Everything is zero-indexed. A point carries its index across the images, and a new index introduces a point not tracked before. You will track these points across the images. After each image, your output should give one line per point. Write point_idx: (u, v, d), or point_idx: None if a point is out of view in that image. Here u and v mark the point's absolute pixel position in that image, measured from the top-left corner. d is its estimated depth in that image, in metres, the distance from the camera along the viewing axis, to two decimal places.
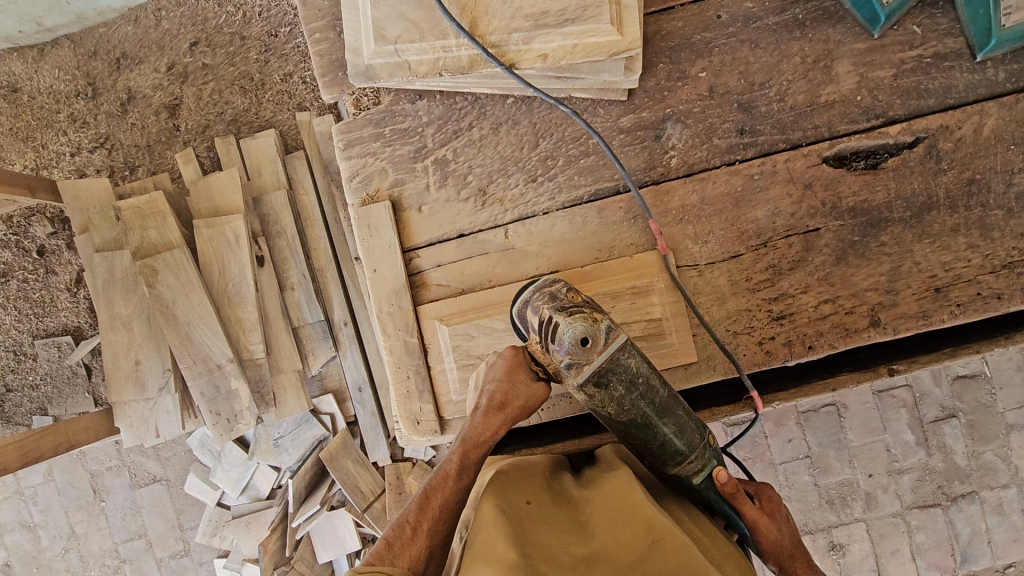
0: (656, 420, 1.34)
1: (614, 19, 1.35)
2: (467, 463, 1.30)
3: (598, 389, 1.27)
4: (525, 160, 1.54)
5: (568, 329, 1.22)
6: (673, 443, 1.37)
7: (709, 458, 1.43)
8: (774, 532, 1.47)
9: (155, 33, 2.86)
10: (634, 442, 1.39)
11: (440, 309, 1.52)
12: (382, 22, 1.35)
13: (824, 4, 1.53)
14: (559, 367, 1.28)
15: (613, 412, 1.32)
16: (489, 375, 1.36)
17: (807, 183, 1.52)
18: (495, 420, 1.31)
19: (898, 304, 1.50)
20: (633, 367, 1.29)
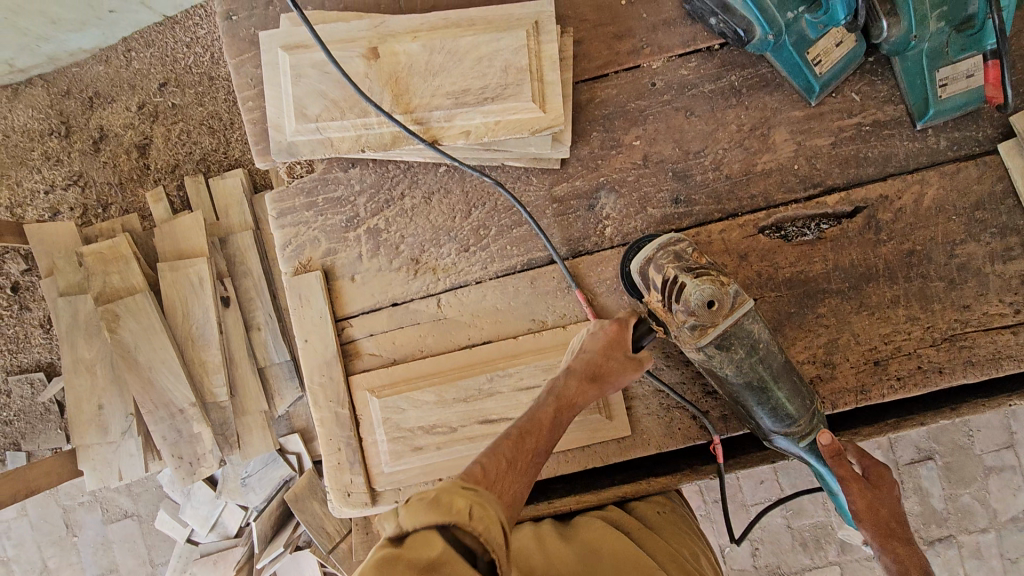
0: (773, 385, 1.28)
1: (536, 96, 1.34)
2: (557, 422, 1.21)
3: (718, 351, 1.26)
4: (457, 229, 1.53)
5: (696, 290, 1.24)
6: (786, 407, 1.30)
7: (817, 422, 1.35)
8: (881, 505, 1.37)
9: (126, 72, 2.88)
10: (746, 402, 1.32)
11: (372, 380, 1.51)
12: (303, 100, 1.35)
13: (761, 71, 1.50)
14: (681, 329, 1.28)
15: (730, 373, 1.28)
16: (587, 343, 1.30)
17: (742, 254, 1.49)
18: (586, 390, 1.25)
19: (836, 378, 1.47)
20: (756, 333, 1.27)
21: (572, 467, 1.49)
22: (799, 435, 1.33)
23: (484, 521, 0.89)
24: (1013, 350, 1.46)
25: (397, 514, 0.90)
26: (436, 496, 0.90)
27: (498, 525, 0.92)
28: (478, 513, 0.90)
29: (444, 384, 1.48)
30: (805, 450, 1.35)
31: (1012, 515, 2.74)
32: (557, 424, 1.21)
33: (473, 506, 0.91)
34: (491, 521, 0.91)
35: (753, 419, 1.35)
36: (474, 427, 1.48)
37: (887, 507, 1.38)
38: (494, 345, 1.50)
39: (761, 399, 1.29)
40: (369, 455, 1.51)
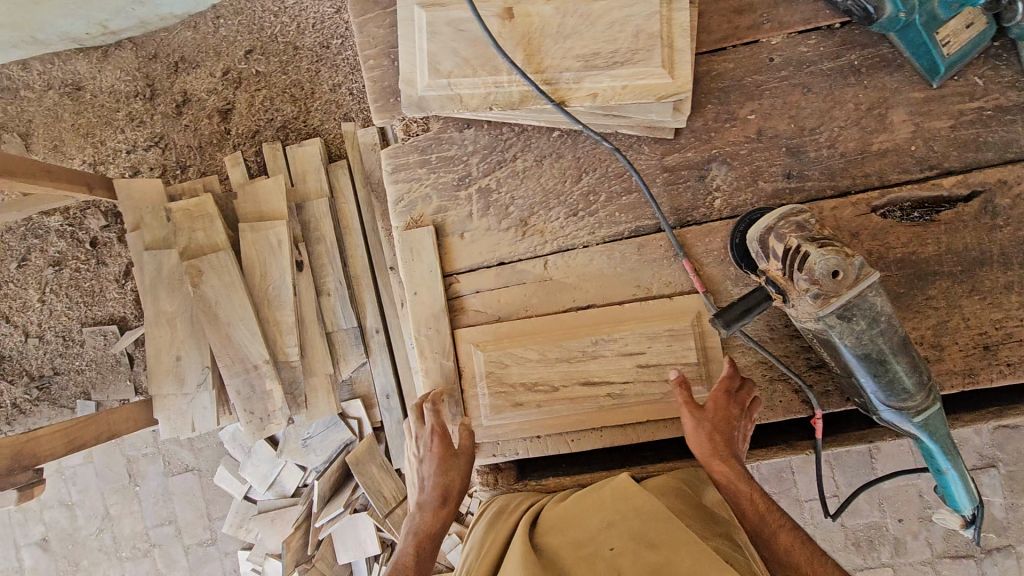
0: (891, 356, 1.29)
1: (665, 62, 1.35)
2: (422, 556, 1.37)
3: (840, 321, 1.27)
4: (567, 194, 1.56)
5: (819, 260, 1.23)
6: (903, 380, 1.30)
7: (931, 398, 1.34)
8: (710, 428, 1.38)
9: (213, 39, 2.97)
10: (859, 375, 1.32)
11: (477, 335, 1.54)
12: (436, 56, 1.38)
13: (882, 51, 1.50)
14: (801, 297, 1.28)
15: (849, 346, 1.29)
16: (424, 471, 1.43)
17: (853, 232, 1.49)
18: (440, 515, 1.42)
19: (943, 360, 1.47)
20: (877, 305, 1.28)
21: (671, 432, 1.54)
22: (913, 410, 1.33)
23: None
24: None
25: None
26: None
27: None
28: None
29: (549, 344, 1.50)
30: (917, 425, 1.34)
31: None
32: (424, 561, 1.37)
33: None
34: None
35: (863, 393, 1.36)
36: (576, 387, 1.51)
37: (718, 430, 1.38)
38: (599, 309, 1.52)
39: (879, 372, 1.30)
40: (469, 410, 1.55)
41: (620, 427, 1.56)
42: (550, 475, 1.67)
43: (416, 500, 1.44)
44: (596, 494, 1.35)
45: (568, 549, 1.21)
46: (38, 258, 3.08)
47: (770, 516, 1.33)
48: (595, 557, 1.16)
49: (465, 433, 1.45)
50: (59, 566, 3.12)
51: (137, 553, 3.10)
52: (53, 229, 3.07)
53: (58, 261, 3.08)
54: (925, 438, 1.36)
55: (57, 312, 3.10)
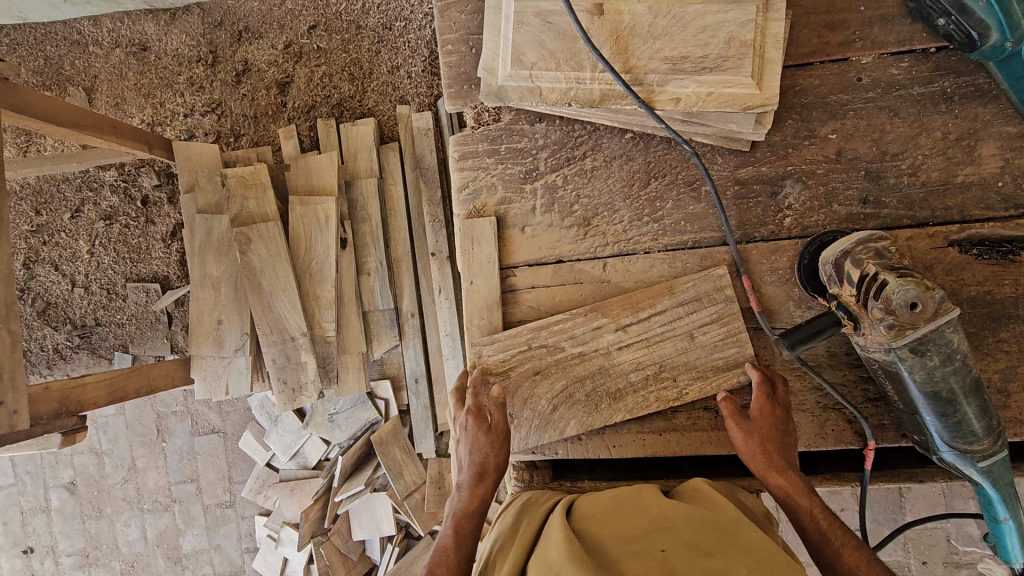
0: (962, 398, 1.24)
1: (754, 72, 1.32)
2: (461, 537, 1.33)
3: (913, 355, 1.23)
4: (633, 198, 1.54)
5: (898, 290, 1.19)
6: (972, 423, 1.25)
7: (1000, 446, 1.28)
8: (757, 431, 1.36)
9: (279, 11, 3.00)
10: (925, 413, 1.28)
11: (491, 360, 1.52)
12: (521, 47, 1.37)
13: (977, 81, 1.44)
14: (874, 326, 1.25)
15: (918, 382, 1.25)
16: (460, 451, 1.40)
17: (928, 265, 1.45)
18: (478, 492, 1.37)
19: (1010, 406, 1.42)
20: (954, 342, 1.23)
21: (717, 449, 1.51)
22: (978, 455, 1.27)
23: None
24: None
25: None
26: None
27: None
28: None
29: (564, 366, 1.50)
30: (979, 471, 1.29)
31: None
32: (464, 538, 1.33)
33: None
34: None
35: (924, 430, 1.31)
36: (589, 355, 1.50)
37: (765, 433, 1.36)
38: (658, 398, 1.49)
39: (946, 412, 1.25)
40: (491, 371, 1.51)
41: (663, 437, 1.53)
42: (584, 478, 1.66)
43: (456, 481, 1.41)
44: (638, 499, 1.33)
45: (616, 542, 1.17)
46: (90, 211, 3.16)
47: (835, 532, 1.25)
48: (644, 553, 1.12)
49: (497, 405, 1.42)
50: (83, 510, 3.21)
51: (158, 507, 3.17)
52: (107, 183, 3.14)
53: (109, 215, 3.15)
54: (985, 484, 1.30)
55: (104, 265, 3.18)
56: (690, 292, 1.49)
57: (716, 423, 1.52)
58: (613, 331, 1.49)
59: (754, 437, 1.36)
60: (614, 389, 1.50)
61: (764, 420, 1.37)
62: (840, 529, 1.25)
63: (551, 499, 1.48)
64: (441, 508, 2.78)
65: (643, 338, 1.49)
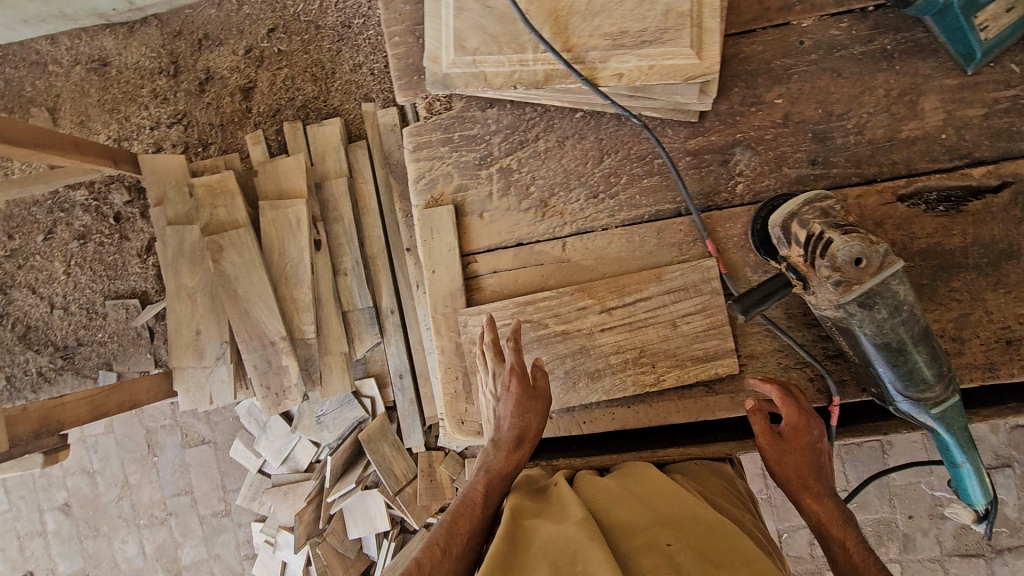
0: (912, 346, 1.27)
1: (694, 43, 1.33)
2: (490, 492, 1.33)
3: (861, 310, 1.25)
4: (588, 176, 1.55)
5: (844, 247, 1.21)
6: (922, 371, 1.27)
7: (952, 391, 1.31)
8: (792, 456, 1.37)
9: (236, 17, 2.99)
10: (876, 366, 1.31)
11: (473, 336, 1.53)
12: (463, 33, 1.37)
13: (915, 36, 1.47)
14: (822, 284, 1.27)
15: (869, 335, 1.27)
16: (500, 411, 1.38)
17: (877, 221, 1.47)
18: (514, 454, 1.37)
19: (964, 353, 1.45)
20: (901, 294, 1.25)
21: (683, 417, 1.52)
22: (930, 402, 1.30)
23: None
24: None
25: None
26: None
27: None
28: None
29: (547, 344, 1.52)
30: (934, 418, 1.32)
31: None
32: (494, 494, 1.34)
33: None
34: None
35: (879, 383, 1.33)
36: (569, 333, 1.51)
37: (799, 459, 1.37)
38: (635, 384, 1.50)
39: (897, 362, 1.28)
40: (475, 342, 1.53)
41: (634, 411, 1.54)
42: (560, 456, 1.68)
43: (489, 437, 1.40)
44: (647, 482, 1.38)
45: (624, 530, 1.19)
46: (63, 231, 3.15)
47: (865, 559, 1.27)
48: (651, 547, 1.13)
49: (543, 373, 1.39)
50: (80, 530, 3.21)
51: (154, 521, 3.17)
52: (78, 203, 3.14)
53: (83, 234, 3.14)
54: (941, 430, 1.33)
55: (81, 285, 3.16)
56: (678, 280, 1.49)
57: (681, 391, 1.52)
58: (597, 312, 1.50)
59: (785, 460, 1.36)
60: (593, 369, 1.51)
61: (802, 444, 1.37)
62: (871, 563, 1.26)
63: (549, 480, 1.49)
64: (434, 501, 2.81)
65: (627, 322, 1.50)
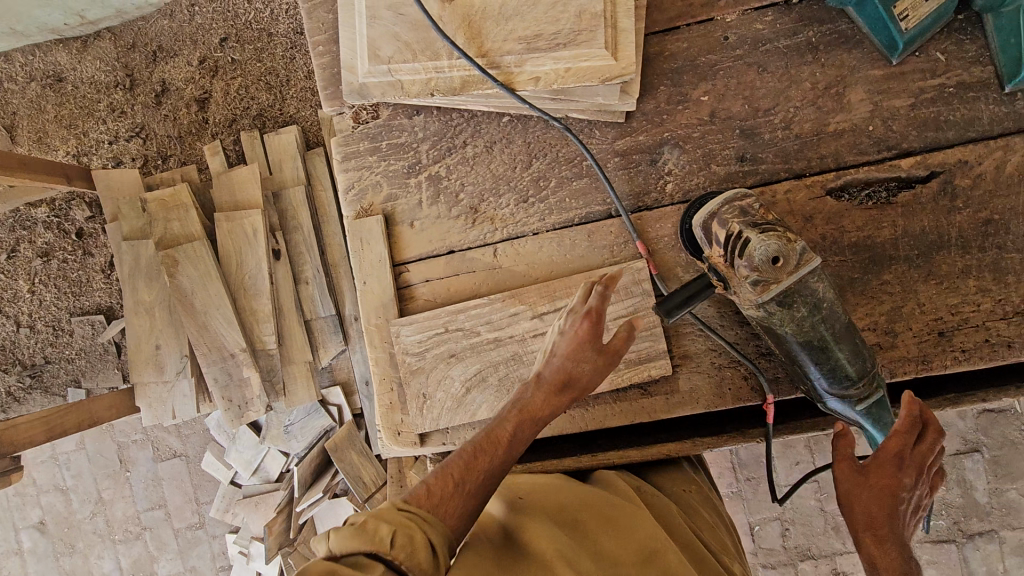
0: (833, 344, 1.28)
1: (608, 44, 1.32)
2: (517, 433, 1.22)
3: (780, 309, 1.26)
4: (517, 180, 1.54)
5: (760, 246, 1.21)
6: (845, 368, 1.30)
7: (875, 386, 1.35)
8: (869, 493, 1.32)
9: (189, 27, 2.96)
10: (801, 364, 1.33)
11: (407, 346, 1.52)
12: (376, 42, 1.35)
13: (840, 27, 1.45)
14: (742, 283, 1.27)
15: (791, 333, 1.28)
16: (557, 346, 1.28)
17: (807, 216, 1.46)
18: (556, 399, 1.26)
19: (897, 346, 1.44)
20: (820, 291, 1.26)
21: (619, 420, 1.51)
22: (854, 398, 1.33)
23: (406, 546, 0.94)
24: None
25: (327, 535, 0.95)
26: (364, 522, 0.95)
27: (426, 543, 0.97)
28: (401, 538, 0.95)
29: (481, 351, 1.51)
30: (861, 412, 1.35)
31: None
32: (519, 438, 1.22)
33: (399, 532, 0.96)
34: (416, 543, 0.96)
35: (808, 380, 1.35)
36: (502, 340, 1.50)
37: (877, 496, 1.32)
38: None
39: (821, 360, 1.29)
40: (409, 353, 1.52)
41: (570, 416, 1.53)
42: None
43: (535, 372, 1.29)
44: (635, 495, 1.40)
45: (608, 557, 1.15)
46: (26, 249, 3.13)
47: None
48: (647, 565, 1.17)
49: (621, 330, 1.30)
50: (56, 548, 3.21)
51: (129, 536, 3.17)
52: (39, 220, 3.12)
53: (46, 252, 3.12)
54: (868, 424, 1.37)
55: (46, 302, 3.15)
56: (608, 283, 1.48)
57: (615, 394, 1.51)
58: (529, 318, 1.50)
59: (861, 494, 1.32)
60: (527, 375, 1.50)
61: (886, 484, 1.32)
62: None
63: (520, 488, 1.38)
64: None
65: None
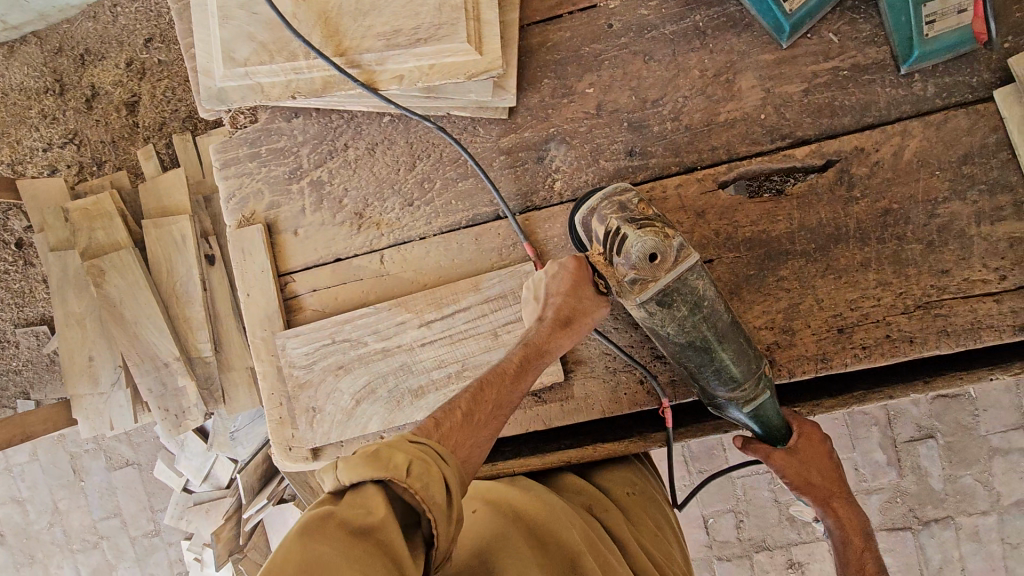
0: (716, 344, 1.25)
1: (471, 37, 1.27)
2: (528, 364, 1.21)
3: (660, 308, 1.21)
4: (401, 183, 1.47)
5: (636, 242, 1.17)
6: (729, 369, 1.27)
7: (762, 389, 1.31)
8: (811, 467, 1.41)
9: (115, 28, 2.88)
10: (689, 367, 1.29)
11: (294, 358, 1.47)
12: (229, 44, 1.29)
13: (728, 10, 1.37)
14: (621, 283, 1.22)
15: (672, 333, 1.24)
16: (551, 288, 1.25)
17: (699, 211, 1.39)
18: (561, 334, 1.22)
19: (795, 344, 1.38)
20: (700, 290, 1.22)
21: (514, 429, 1.47)
22: (741, 402, 1.31)
23: (421, 478, 0.90)
24: (995, 320, 1.33)
25: (336, 466, 0.92)
26: (377, 452, 0.91)
27: (441, 481, 0.92)
28: (418, 470, 0.90)
29: (368, 362, 1.46)
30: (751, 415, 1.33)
31: (1017, 498, 2.44)
32: (530, 368, 1.21)
33: (413, 462, 0.91)
34: (432, 477, 0.91)
35: (698, 384, 1.32)
36: (388, 351, 1.45)
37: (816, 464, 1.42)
38: None
39: (705, 360, 1.26)
40: (295, 366, 1.47)
41: None
42: None
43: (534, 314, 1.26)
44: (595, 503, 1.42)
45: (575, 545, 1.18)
46: None
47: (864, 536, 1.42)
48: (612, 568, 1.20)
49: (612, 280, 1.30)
50: (16, 558, 3.22)
51: (87, 545, 3.17)
52: None
53: None
54: (755, 424, 1.36)
55: None
56: (495, 288, 1.42)
57: None
58: (416, 327, 1.44)
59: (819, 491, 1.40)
60: (416, 386, 1.44)
61: (815, 453, 1.41)
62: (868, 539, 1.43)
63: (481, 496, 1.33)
64: None
65: (447, 335, 1.43)
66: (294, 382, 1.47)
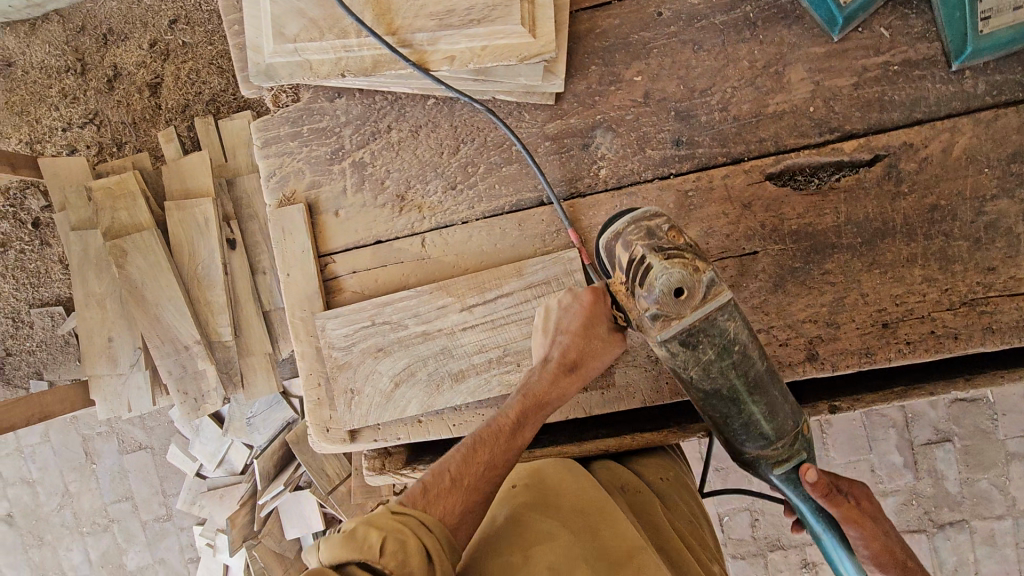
0: (746, 396, 1.23)
1: (524, 19, 1.27)
2: (525, 418, 1.22)
3: (683, 349, 1.17)
4: (444, 166, 1.46)
5: (662, 275, 1.12)
6: (759, 424, 1.26)
7: (799, 449, 1.33)
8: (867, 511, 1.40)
9: (139, 9, 2.86)
10: (716, 418, 1.28)
11: (333, 339, 1.46)
12: (280, 20, 1.28)
13: (779, 2, 1.37)
14: (643, 317, 1.18)
15: (697, 377, 1.21)
16: (563, 322, 1.25)
17: (745, 203, 1.38)
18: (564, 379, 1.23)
19: (839, 338, 1.38)
20: (730, 332, 1.18)
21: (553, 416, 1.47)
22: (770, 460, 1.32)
23: (396, 555, 0.93)
24: None
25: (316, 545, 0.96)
26: (352, 531, 0.94)
27: (417, 552, 0.95)
28: (391, 547, 0.94)
29: (407, 345, 1.45)
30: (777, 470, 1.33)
31: None
32: (530, 420, 1.23)
33: (387, 539, 0.95)
34: (409, 551, 0.95)
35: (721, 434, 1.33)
36: (428, 334, 1.44)
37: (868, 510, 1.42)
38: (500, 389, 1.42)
39: (733, 411, 1.24)
40: (335, 347, 1.46)
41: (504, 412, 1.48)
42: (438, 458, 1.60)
43: (541, 354, 1.27)
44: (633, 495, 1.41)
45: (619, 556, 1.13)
46: None
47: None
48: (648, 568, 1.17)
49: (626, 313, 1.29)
50: (25, 540, 3.21)
51: (97, 528, 3.16)
52: None
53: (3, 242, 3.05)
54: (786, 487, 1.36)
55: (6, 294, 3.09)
56: (538, 274, 1.41)
57: None
58: (457, 311, 1.43)
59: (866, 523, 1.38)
60: (456, 370, 1.44)
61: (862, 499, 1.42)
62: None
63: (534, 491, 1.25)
64: None
65: (487, 320, 1.43)
66: (332, 363, 1.46)
